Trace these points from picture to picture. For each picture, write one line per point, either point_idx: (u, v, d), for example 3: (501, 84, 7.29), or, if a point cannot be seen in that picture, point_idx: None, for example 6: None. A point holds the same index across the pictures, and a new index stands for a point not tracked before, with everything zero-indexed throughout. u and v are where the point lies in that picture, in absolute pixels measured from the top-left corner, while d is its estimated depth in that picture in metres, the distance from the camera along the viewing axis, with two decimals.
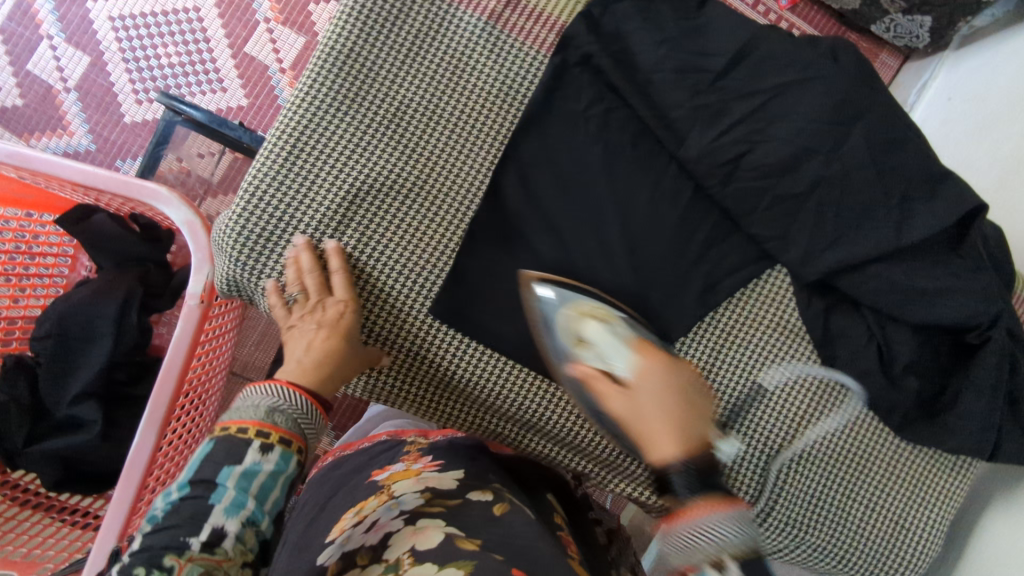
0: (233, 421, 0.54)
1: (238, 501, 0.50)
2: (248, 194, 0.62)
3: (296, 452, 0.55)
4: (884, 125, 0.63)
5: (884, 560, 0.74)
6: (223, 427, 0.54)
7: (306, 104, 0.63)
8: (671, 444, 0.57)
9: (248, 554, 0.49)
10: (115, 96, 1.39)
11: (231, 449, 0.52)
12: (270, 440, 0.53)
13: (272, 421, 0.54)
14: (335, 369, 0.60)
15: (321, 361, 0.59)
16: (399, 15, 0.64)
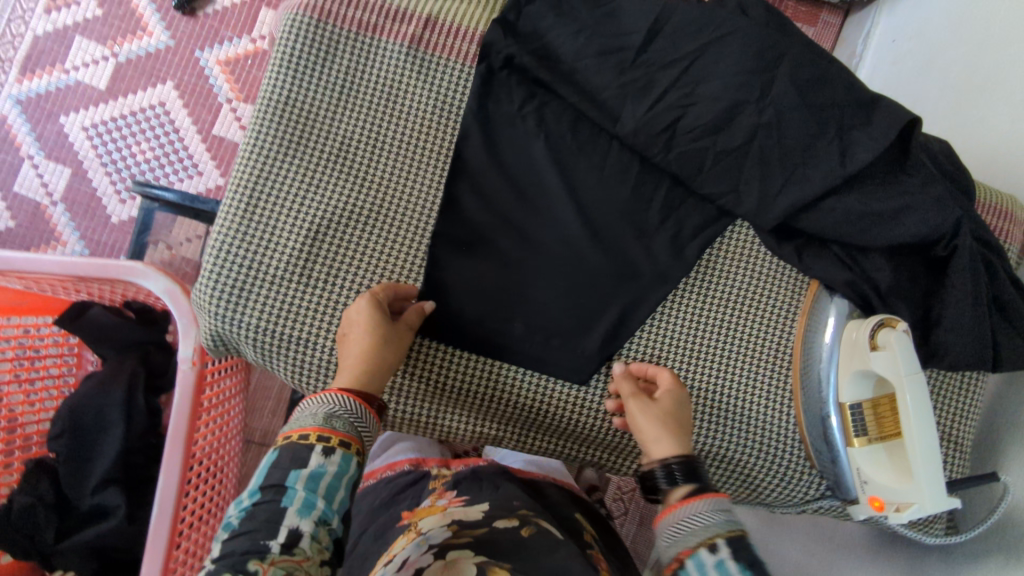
0: (293, 429, 0.54)
1: (310, 501, 0.49)
2: (218, 249, 0.65)
3: (357, 455, 0.53)
4: (805, 63, 0.65)
5: None
6: (285, 436, 0.53)
7: (257, 156, 0.66)
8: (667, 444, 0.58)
9: (325, 554, 0.48)
10: (100, 200, 1.45)
11: (295, 454, 0.51)
12: (331, 444, 0.52)
13: (330, 426, 0.53)
14: (378, 369, 0.59)
15: (361, 366, 0.58)
16: (327, 58, 0.68)
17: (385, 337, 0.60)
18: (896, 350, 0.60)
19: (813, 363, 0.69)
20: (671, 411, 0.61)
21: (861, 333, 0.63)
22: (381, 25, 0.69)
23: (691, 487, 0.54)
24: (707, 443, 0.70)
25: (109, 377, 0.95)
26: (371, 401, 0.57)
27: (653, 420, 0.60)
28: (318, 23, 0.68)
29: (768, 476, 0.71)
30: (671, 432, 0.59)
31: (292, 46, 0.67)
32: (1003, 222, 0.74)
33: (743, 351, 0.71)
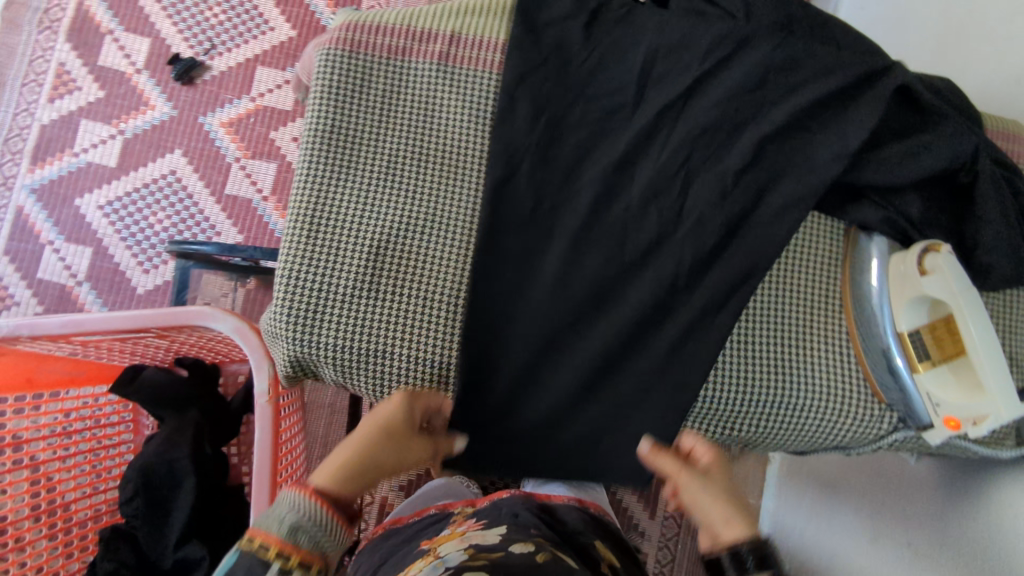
0: (259, 532, 0.56)
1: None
2: (286, 277, 0.67)
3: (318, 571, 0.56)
4: (803, 25, 0.70)
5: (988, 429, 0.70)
6: (249, 540, 0.55)
7: (312, 185, 0.69)
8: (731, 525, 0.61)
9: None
10: (123, 274, 1.47)
11: (253, 566, 0.53)
12: (290, 564, 0.54)
13: (296, 542, 0.56)
14: (365, 471, 0.65)
15: (353, 461, 0.64)
16: (363, 85, 0.71)
17: (399, 436, 0.66)
18: (946, 271, 0.63)
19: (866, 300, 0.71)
20: (733, 502, 0.64)
21: (908, 264, 0.66)
22: (409, 47, 0.72)
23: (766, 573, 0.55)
24: (779, 397, 0.71)
25: (172, 436, 0.95)
26: (339, 511, 0.61)
27: (709, 500, 0.64)
28: (350, 53, 0.71)
29: (843, 421, 0.71)
30: (737, 519, 0.62)
31: (328, 76, 0.71)
32: (1012, 144, 0.78)
33: (797, 301, 0.73)
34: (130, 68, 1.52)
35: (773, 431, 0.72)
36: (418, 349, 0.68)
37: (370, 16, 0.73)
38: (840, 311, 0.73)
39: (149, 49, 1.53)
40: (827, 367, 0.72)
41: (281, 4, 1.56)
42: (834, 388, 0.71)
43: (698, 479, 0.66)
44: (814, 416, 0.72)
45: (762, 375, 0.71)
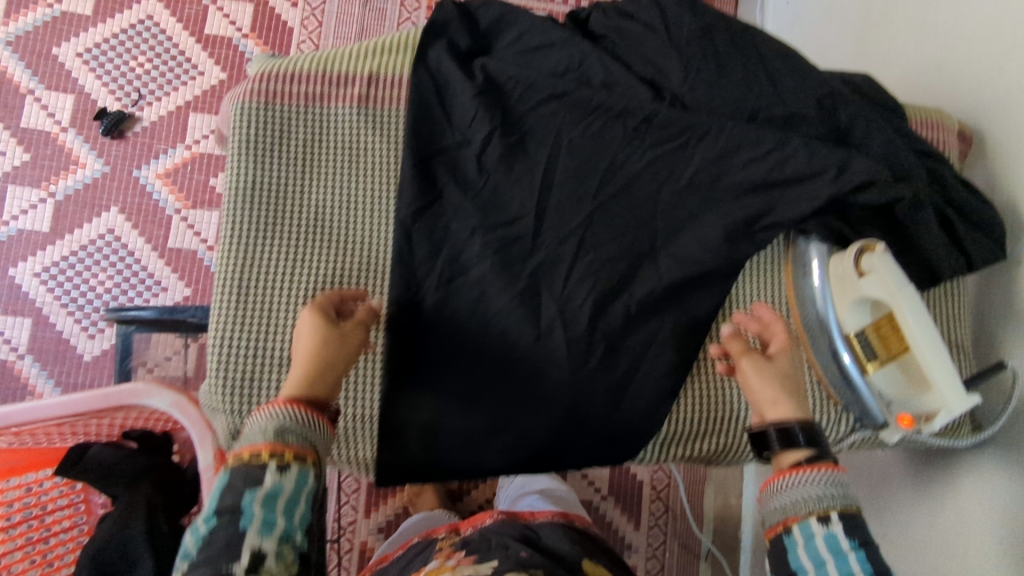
0: (245, 448, 0.54)
1: (270, 520, 0.51)
2: (219, 349, 0.64)
3: (314, 469, 0.55)
4: (722, 35, 0.69)
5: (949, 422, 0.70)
6: (237, 457, 0.53)
7: (237, 248, 0.66)
8: (780, 407, 0.61)
9: (292, 570, 0.52)
10: (68, 342, 1.42)
11: (248, 475, 0.52)
12: (286, 460, 0.53)
13: (284, 441, 0.53)
14: (324, 370, 0.59)
15: (304, 372, 0.58)
16: (280, 138, 0.68)
17: (325, 338, 0.60)
18: (881, 274, 0.62)
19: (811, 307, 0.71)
20: (778, 377, 0.63)
21: (845, 264, 0.66)
22: (328, 93, 0.69)
23: (812, 455, 0.58)
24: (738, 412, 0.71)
25: (124, 515, 0.91)
26: (320, 409, 0.57)
27: (763, 380, 0.63)
28: (265, 105, 0.67)
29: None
30: (786, 395, 0.62)
31: (245, 133, 0.67)
32: (936, 133, 0.78)
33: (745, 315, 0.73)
34: (56, 127, 1.46)
35: (738, 448, 0.72)
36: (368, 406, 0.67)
37: (283, 64, 0.69)
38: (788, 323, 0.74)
39: (74, 105, 1.47)
40: None
41: (208, 47, 1.52)
42: None
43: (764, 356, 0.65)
44: None
45: (718, 392, 0.71)
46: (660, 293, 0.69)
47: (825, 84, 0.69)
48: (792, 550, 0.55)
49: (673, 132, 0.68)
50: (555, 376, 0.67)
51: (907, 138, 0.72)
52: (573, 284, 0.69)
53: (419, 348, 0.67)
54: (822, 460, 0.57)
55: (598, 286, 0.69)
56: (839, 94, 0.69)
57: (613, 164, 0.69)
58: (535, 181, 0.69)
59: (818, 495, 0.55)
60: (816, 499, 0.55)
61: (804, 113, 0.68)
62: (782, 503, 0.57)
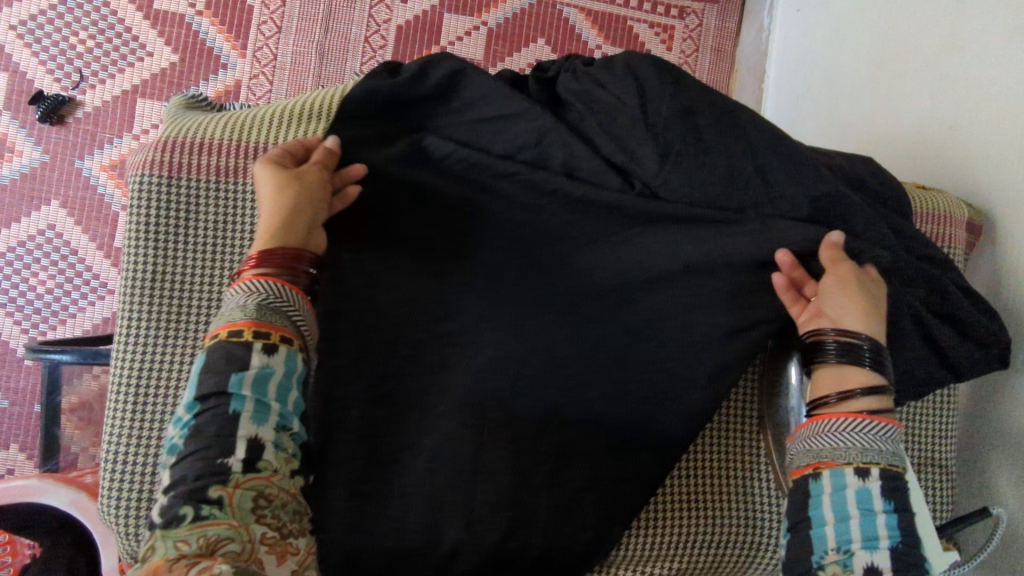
0: (223, 326, 0.49)
1: (264, 403, 0.47)
2: (113, 464, 0.57)
3: (300, 350, 0.51)
4: (708, 117, 0.59)
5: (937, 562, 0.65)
6: (214, 335, 0.49)
7: (134, 349, 0.57)
8: (860, 320, 0.55)
9: (292, 460, 0.49)
10: (7, 344, 1.33)
11: (230, 356, 0.48)
12: (272, 341, 0.49)
13: (269, 321, 0.49)
14: (293, 222, 0.54)
15: (274, 222, 0.53)
16: (188, 218, 0.58)
17: (284, 186, 0.54)
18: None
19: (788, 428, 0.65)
20: (865, 291, 0.55)
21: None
22: (243, 167, 0.59)
23: (869, 386, 0.53)
24: (685, 532, 0.66)
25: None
26: (299, 268, 0.53)
27: (841, 293, 0.55)
28: (169, 179, 0.58)
29: (754, 554, 0.67)
30: (871, 315, 0.55)
31: (143, 213, 0.57)
32: (942, 228, 0.69)
33: (723, 431, 0.68)
34: None
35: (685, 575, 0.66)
36: None
37: (192, 127, 0.59)
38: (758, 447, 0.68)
39: (7, 85, 1.32)
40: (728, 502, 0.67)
41: (157, 24, 1.35)
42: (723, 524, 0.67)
43: (856, 268, 0.56)
44: (727, 554, 0.67)
45: (670, 516, 0.65)
46: (615, 413, 0.60)
47: (825, 183, 0.59)
48: (814, 498, 0.51)
49: (639, 231, 0.60)
50: (491, 505, 0.59)
51: (909, 242, 0.63)
52: (520, 400, 0.60)
53: (343, 464, 0.60)
54: (879, 392, 0.53)
55: (547, 402, 0.60)
56: (838, 195, 0.59)
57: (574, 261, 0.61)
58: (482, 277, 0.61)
59: (853, 441, 0.51)
60: (846, 446, 0.51)
61: (796, 216, 0.59)
62: (812, 442, 0.53)
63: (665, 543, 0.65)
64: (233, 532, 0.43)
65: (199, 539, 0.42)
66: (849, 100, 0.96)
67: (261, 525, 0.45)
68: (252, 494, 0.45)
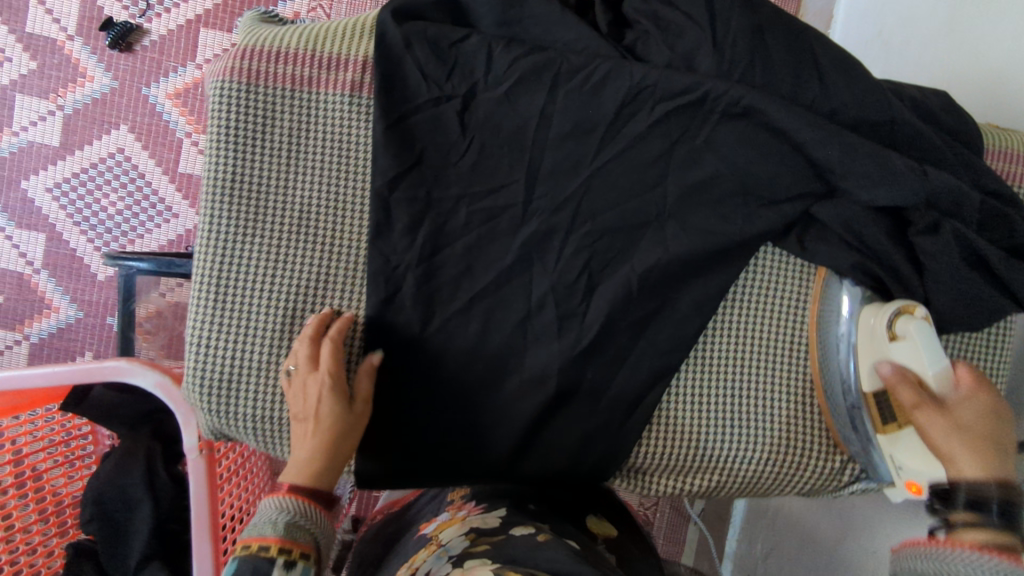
0: (252, 539, 0.56)
1: None
2: (197, 346, 0.63)
3: (314, 566, 0.57)
4: (775, 39, 0.60)
5: None
6: (245, 547, 0.55)
7: (216, 243, 0.63)
8: (978, 466, 0.53)
9: None
10: (82, 260, 1.42)
11: (256, 569, 0.53)
12: (292, 556, 0.55)
13: (291, 537, 0.56)
14: (332, 464, 0.60)
15: (312, 462, 0.59)
16: (265, 123, 0.62)
17: (344, 421, 0.60)
18: (917, 339, 0.57)
19: (829, 352, 0.67)
20: (971, 425, 0.55)
21: (877, 320, 0.61)
22: (317, 77, 0.62)
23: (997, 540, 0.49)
24: (703, 442, 0.69)
25: (125, 455, 0.95)
26: (318, 501, 0.59)
27: (948, 435, 0.55)
28: (249, 86, 0.62)
29: (768, 467, 0.70)
30: (983, 450, 0.54)
31: (225, 116, 0.62)
32: (1012, 166, 0.69)
33: (728, 344, 0.69)
34: (61, 34, 1.37)
35: (725, 486, 0.70)
36: None
37: (269, 38, 0.63)
38: (768, 359, 0.69)
39: (79, 11, 1.37)
40: (741, 415, 0.69)
41: None
42: (740, 438, 0.69)
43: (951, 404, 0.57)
44: (769, 471, 0.70)
45: (714, 428, 0.69)
46: (669, 322, 0.66)
47: (884, 107, 0.60)
48: None
49: (695, 151, 0.63)
50: (544, 399, 0.66)
51: (972, 177, 0.63)
52: (578, 302, 0.65)
53: (411, 355, 0.65)
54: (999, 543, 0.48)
55: (606, 308, 0.65)
56: (900, 122, 0.60)
57: (638, 186, 0.64)
58: (546, 189, 0.64)
59: None
60: None
61: (853, 140, 0.60)
62: None
63: (680, 452, 0.69)
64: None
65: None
66: (921, 39, 0.93)
67: None
68: None
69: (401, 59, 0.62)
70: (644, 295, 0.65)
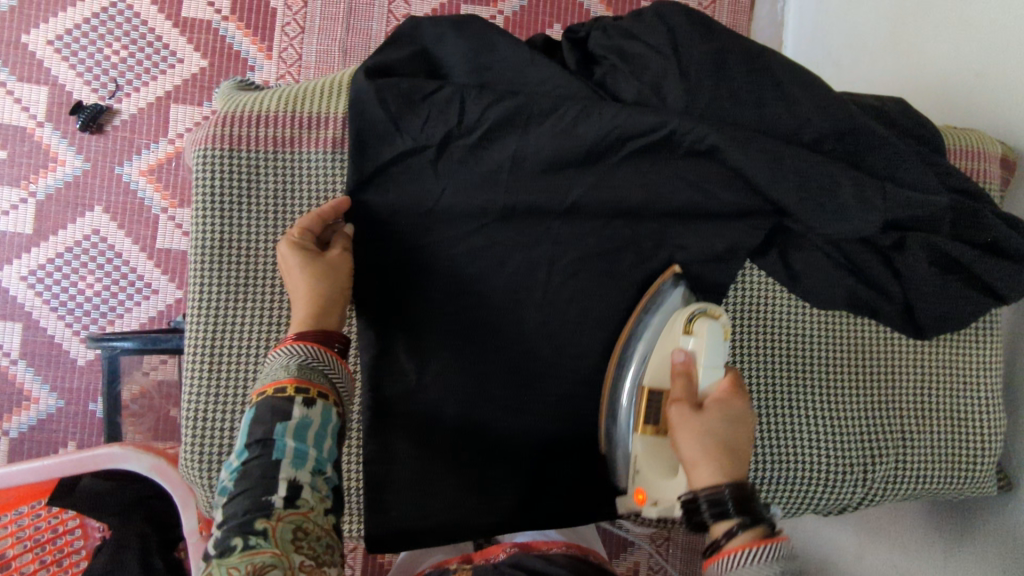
0: (267, 384, 0.53)
1: (303, 450, 0.50)
2: (195, 419, 0.61)
3: (335, 406, 0.54)
4: (739, 61, 0.62)
5: (969, 473, 0.68)
6: (261, 392, 0.52)
7: (208, 312, 0.62)
8: (719, 465, 0.52)
9: (327, 501, 0.51)
10: (60, 346, 1.37)
11: (276, 408, 0.51)
12: (311, 394, 0.52)
13: (307, 377, 0.53)
14: (330, 304, 0.57)
15: (311, 306, 0.57)
16: (248, 187, 0.62)
17: (321, 272, 0.58)
18: (704, 338, 0.59)
19: (638, 334, 0.64)
20: (718, 428, 0.54)
21: (684, 314, 0.62)
22: (297, 136, 0.63)
23: (747, 525, 0.49)
24: None
25: (119, 547, 0.90)
26: (330, 342, 0.56)
27: (696, 444, 0.54)
28: (229, 151, 0.62)
29: (779, 487, 0.68)
30: (722, 456, 0.53)
31: (209, 183, 0.62)
32: (977, 163, 0.71)
33: None
34: (31, 122, 1.37)
35: None
36: (354, 480, 0.65)
37: (248, 102, 0.63)
38: (760, 374, 0.70)
39: (48, 98, 1.37)
40: None
41: (185, 31, 1.39)
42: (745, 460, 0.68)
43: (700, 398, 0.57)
44: (780, 493, 0.68)
45: None
46: None
47: (853, 117, 0.62)
48: None
49: (673, 176, 0.64)
50: (547, 432, 0.66)
51: (944, 177, 0.64)
52: (571, 336, 0.66)
53: (409, 406, 0.64)
54: (754, 531, 0.49)
55: (599, 337, 0.66)
56: (867, 130, 0.62)
57: (618, 217, 0.66)
58: (530, 229, 0.65)
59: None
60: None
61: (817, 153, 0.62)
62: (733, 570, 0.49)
63: None
64: (276, 560, 0.45)
65: (247, 565, 0.44)
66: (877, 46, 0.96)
67: (299, 555, 0.46)
68: (292, 527, 0.47)
69: (373, 112, 0.62)
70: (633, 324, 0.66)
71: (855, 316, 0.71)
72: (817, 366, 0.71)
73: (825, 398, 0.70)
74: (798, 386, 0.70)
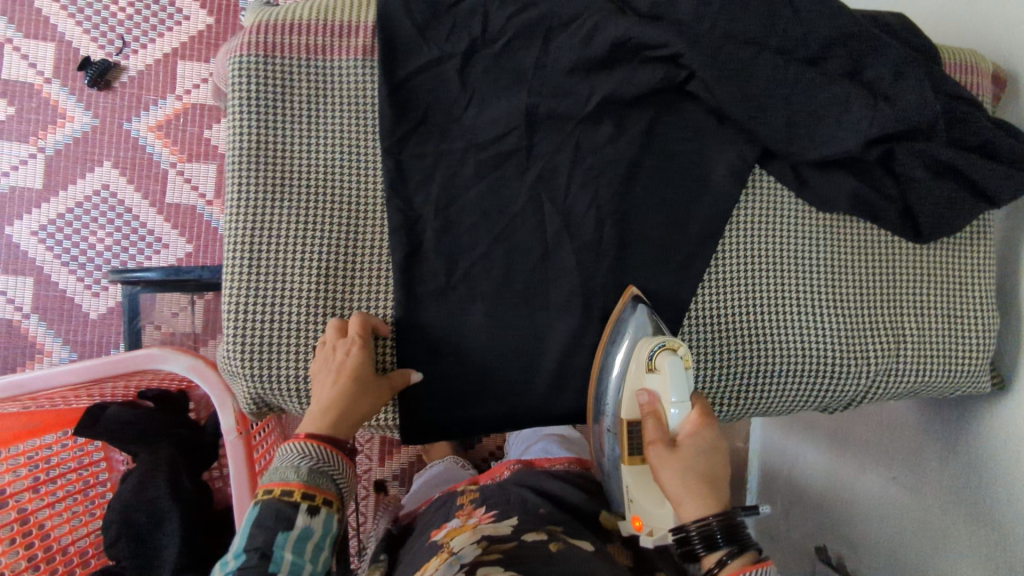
0: (274, 483, 0.56)
1: (300, 563, 0.53)
2: (236, 313, 0.64)
3: (337, 514, 0.57)
4: None
5: (967, 367, 0.73)
6: (267, 490, 0.55)
7: (246, 211, 0.64)
8: (702, 503, 0.55)
9: None
10: (72, 300, 1.39)
11: (281, 512, 0.54)
12: (316, 502, 0.55)
13: (315, 484, 0.56)
14: (354, 418, 0.60)
15: (335, 414, 0.59)
16: (282, 93, 0.65)
17: (365, 387, 0.60)
18: (667, 373, 0.60)
19: (609, 368, 0.67)
20: (697, 465, 0.56)
21: (644, 347, 0.63)
22: (327, 44, 0.66)
23: (734, 551, 0.53)
24: (733, 365, 0.71)
25: (148, 471, 0.93)
26: (339, 447, 0.58)
27: (675, 483, 0.56)
28: (263, 57, 0.65)
29: (794, 380, 0.72)
30: (706, 494, 0.55)
31: (245, 88, 0.64)
32: (971, 77, 0.74)
33: (735, 270, 0.72)
34: (38, 78, 1.37)
35: (756, 407, 0.73)
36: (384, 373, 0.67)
37: (279, 12, 0.66)
38: (774, 276, 0.73)
39: (55, 55, 1.38)
40: (760, 334, 0.72)
41: None
42: (763, 356, 0.72)
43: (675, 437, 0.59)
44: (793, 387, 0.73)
45: (733, 343, 0.72)
46: (678, 247, 0.71)
47: (855, 23, 0.66)
48: None
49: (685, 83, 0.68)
50: (570, 331, 0.69)
51: (940, 83, 0.69)
52: (590, 239, 0.69)
53: (439, 302, 0.67)
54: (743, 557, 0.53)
55: (618, 239, 0.70)
56: (869, 36, 0.66)
57: (633, 125, 0.70)
58: (550, 136, 0.69)
59: None
60: None
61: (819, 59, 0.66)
62: None
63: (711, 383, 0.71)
64: None
65: None
66: None
67: None
68: None
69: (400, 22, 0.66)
70: (647, 226, 0.70)
71: (862, 222, 0.75)
72: (829, 269, 0.74)
73: (835, 299, 0.74)
74: (811, 288, 0.74)
